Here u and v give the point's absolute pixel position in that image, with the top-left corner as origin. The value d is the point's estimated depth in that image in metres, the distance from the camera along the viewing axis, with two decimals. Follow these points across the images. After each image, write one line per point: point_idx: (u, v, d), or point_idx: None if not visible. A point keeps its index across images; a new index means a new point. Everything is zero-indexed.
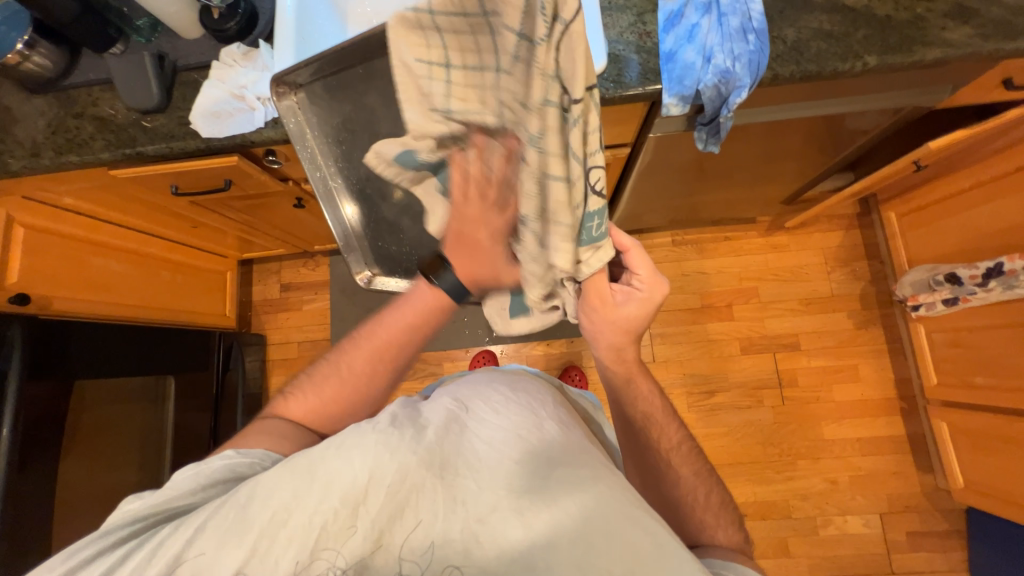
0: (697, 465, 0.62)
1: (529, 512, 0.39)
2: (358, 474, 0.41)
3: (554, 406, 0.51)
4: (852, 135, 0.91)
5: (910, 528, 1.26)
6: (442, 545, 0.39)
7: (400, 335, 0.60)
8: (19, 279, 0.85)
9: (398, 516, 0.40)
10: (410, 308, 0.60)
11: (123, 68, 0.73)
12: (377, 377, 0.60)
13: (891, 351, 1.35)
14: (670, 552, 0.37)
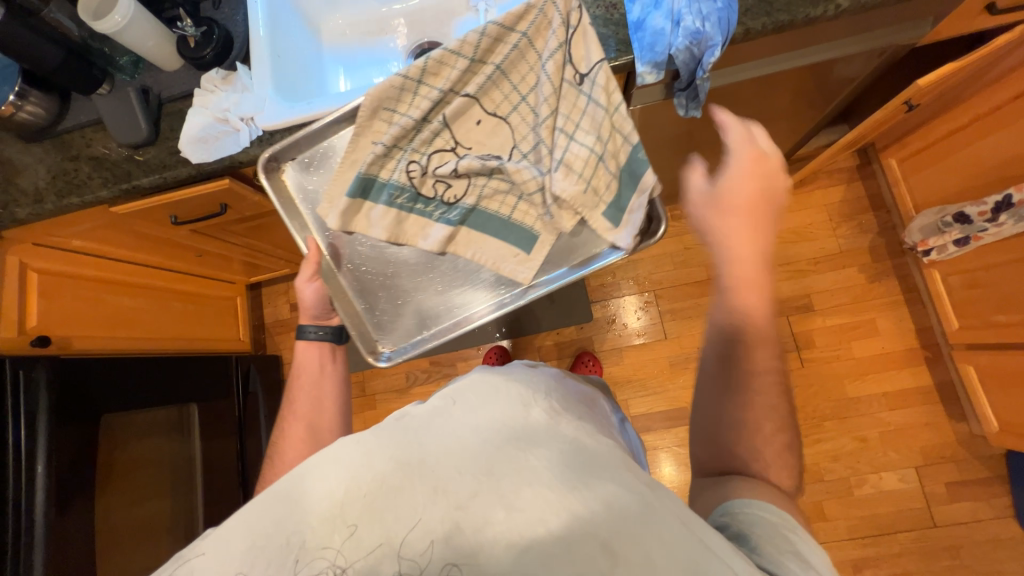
0: (780, 405, 0.48)
1: (509, 494, 0.39)
2: (337, 488, 0.42)
3: (544, 398, 0.50)
4: (838, 85, 0.90)
5: (948, 479, 1.23)
6: (437, 542, 0.39)
7: (310, 381, 0.69)
8: (38, 323, 0.88)
9: (383, 520, 0.40)
10: (302, 366, 0.71)
11: (112, 107, 0.75)
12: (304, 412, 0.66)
13: (908, 300, 1.32)
14: (654, 511, 0.37)
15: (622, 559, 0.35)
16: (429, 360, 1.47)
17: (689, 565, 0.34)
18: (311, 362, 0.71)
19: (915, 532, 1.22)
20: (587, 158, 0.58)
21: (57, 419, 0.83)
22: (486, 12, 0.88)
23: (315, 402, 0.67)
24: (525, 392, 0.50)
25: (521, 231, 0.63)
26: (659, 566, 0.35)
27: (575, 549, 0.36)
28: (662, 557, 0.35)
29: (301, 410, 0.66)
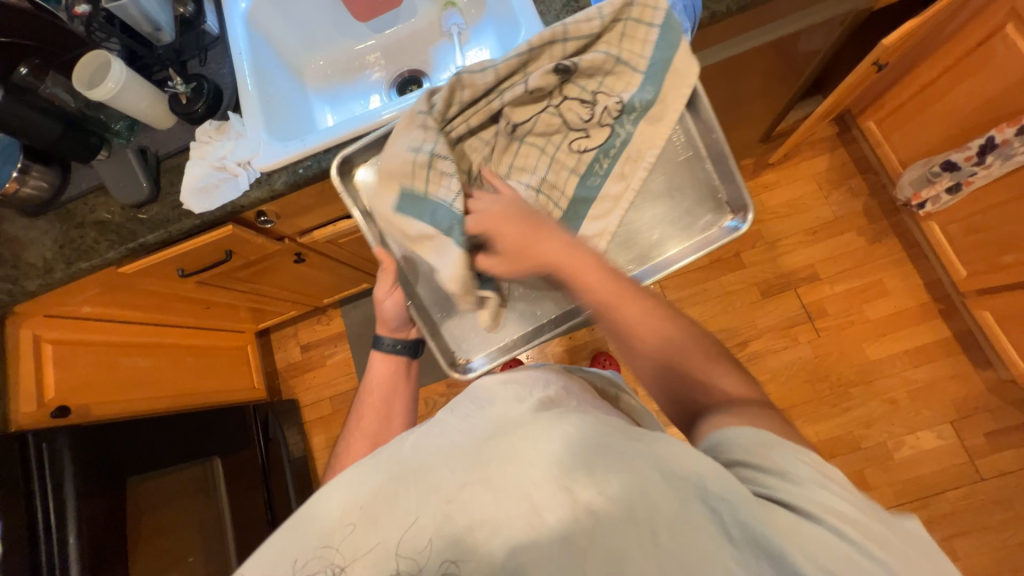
0: (700, 345, 0.51)
1: (495, 479, 0.40)
2: (334, 506, 0.42)
3: (539, 386, 0.50)
4: (806, 58, 0.93)
5: (986, 430, 1.21)
6: (436, 539, 0.39)
7: (380, 400, 0.70)
8: (57, 394, 0.88)
9: (382, 525, 0.40)
10: (372, 382, 0.72)
11: (112, 170, 0.78)
12: (370, 431, 0.66)
13: (912, 257, 1.32)
14: (638, 464, 0.37)
15: (603, 513, 0.37)
16: (446, 383, 1.46)
17: (673, 504, 0.35)
18: (382, 379, 0.72)
19: (964, 489, 1.19)
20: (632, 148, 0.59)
21: (84, 491, 0.82)
22: (460, 35, 0.92)
23: (383, 424, 0.68)
24: (516, 384, 0.51)
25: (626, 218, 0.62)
26: (644, 510, 0.36)
27: (559, 508, 0.38)
28: (644, 500, 0.36)
29: (368, 429, 0.67)
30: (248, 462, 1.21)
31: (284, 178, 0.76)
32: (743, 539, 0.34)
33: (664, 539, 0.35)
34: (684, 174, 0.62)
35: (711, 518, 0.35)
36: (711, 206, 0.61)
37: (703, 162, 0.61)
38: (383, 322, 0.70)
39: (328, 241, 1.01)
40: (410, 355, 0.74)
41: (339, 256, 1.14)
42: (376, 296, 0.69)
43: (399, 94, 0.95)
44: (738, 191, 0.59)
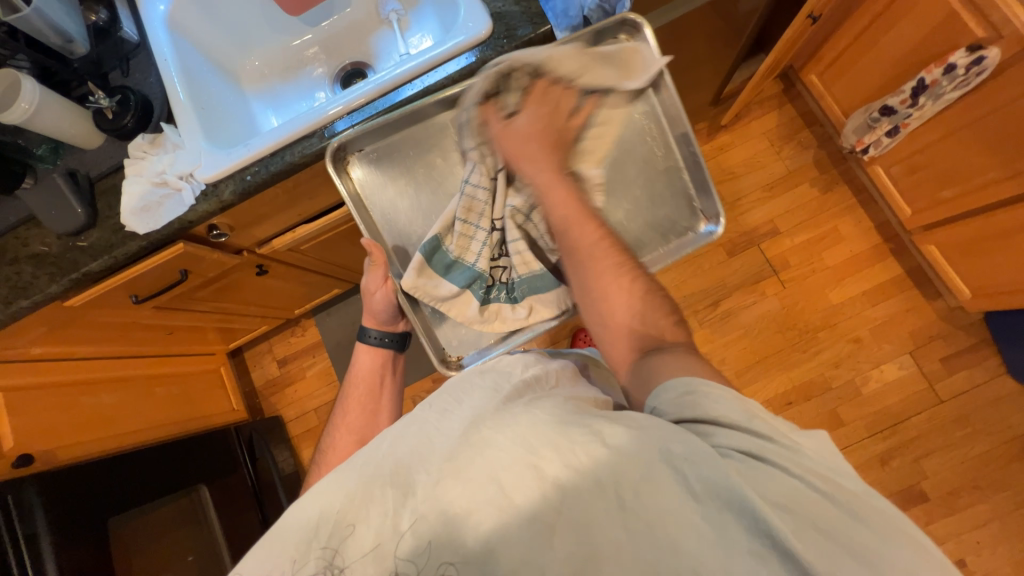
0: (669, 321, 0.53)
1: (465, 469, 0.39)
2: (314, 513, 0.42)
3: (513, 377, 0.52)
4: (743, 17, 0.95)
5: (942, 355, 1.30)
6: (411, 543, 0.38)
7: (365, 395, 0.72)
8: (16, 442, 0.83)
9: (361, 529, 0.40)
10: (357, 375, 0.74)
11: (38, 198, 0.72)
12: (359, 427, 0.69)
13: (862, 202, 1.39)
14: (605, 436, 0.39)
15: (573, 487, 0.38)
16: (432, 378, 1.45)
17: (639, 469, 0.37)
18: (366, 373, 0.74)
19: (927, 412, 1.27)
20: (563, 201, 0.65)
21: (61, 539, 0.78)
22: (399, 21, 0.89)
23: (369, 418, 0.70)
24: (491, 377, 0.52)
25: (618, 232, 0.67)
26: (612, 480, 0.37)
27: (529, 488, 0.38)
28: (610, 466, 0.37)
29: (355, 423, 0.70)
30: (237, 485, 1.17)
31: (231, 187, 0.73)
32: (706, 494, 0.35)
33: (634, 503, 0.36)
34: (663, 181, 0.68)
35: (674, 477, 0.36)
36: (687, 213, 0.68)
37: (680, 173, 0.67)
38: (373, 314, 0.73)
39: (289, 248, 0.97)
40: (395, 348, 0.76)
41: (304, 264, 1.11)
42: (366, 289, 0.72)
43: (344, 89, 0.92)
44: (711, 200, 0.66)
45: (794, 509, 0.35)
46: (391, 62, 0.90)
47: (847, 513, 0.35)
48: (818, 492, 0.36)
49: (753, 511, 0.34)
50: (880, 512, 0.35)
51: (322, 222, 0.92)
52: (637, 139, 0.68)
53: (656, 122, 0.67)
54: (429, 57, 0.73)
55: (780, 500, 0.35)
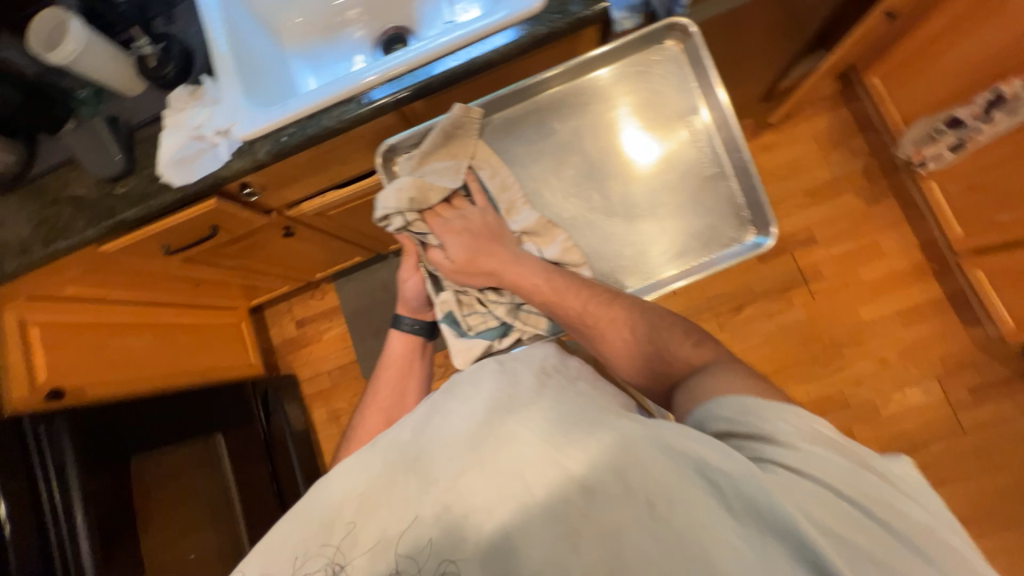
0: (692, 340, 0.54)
1: (490, 462, 0.40)
2: (335, 495, 0.42)
3: (535, 364, 0.51)
4: (810, 9, 0.88)
5: (971, 385, 1.25)
6: (432, 531, 0.39)
7: (395, 378, 0.74)
8: (48, 376, 0.87)
9: (381, 515, 0.40)
10: (388, 360, 0.76)
11: (80, 141, 0.73)
12: (387, 410, 0.71)
13: (909, 218, 1.32)
14: (635, 442, 0.38)
15: (602, 492, 0.37)
16: (444, 354, 1.45)
17: (670, 477, 0.36)
18: (396, 357, 0.75)
19: (946, 441, 1.23)
20: (603, 199, 0.71)
21: (87, 469, 0.82)
22: None
23: (397, 398, 0.72)
24: (510, 364, 0.51)
25: (660, 238, 0.70)
26: (643, 490, 0.36)
27: (556, 490, 0.38)
28: (642, 474, 0.36)
29: (382, 404, 0.71)
30: (251, 436, 1.22)
31: (266, 147, 0.72)
32: (742, 508, 0.34)
33: (662, 512, 0.35)
34: (707, 188, 0.70)
35: (709, 492, 0.35)
36: (735, 222, 0.69)
37: (726, 180, 0.70)
38: (405, 301, 0.74)
39: (317, 213, 0.97)
40: (427, 337, 0.77)
41: (330, 229, 1.11)
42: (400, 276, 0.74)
43: (385, 54, 0.90)
44: (761, 209, 0.67)
45: (831, 528, 0.33)
46: (434, 29, 0.87)
47: (886, 529, 0.34)
48: (870, 517, 0.34)
49: (796, 532, 0.33)
50: (919, 526, 0.34)
51: (352, 189, 0.91)
52: (682, 148, 0.71)
53: (703, 129, 0.71)
54: (477, 27, 0.70)
55: (818, 518, 0.34)
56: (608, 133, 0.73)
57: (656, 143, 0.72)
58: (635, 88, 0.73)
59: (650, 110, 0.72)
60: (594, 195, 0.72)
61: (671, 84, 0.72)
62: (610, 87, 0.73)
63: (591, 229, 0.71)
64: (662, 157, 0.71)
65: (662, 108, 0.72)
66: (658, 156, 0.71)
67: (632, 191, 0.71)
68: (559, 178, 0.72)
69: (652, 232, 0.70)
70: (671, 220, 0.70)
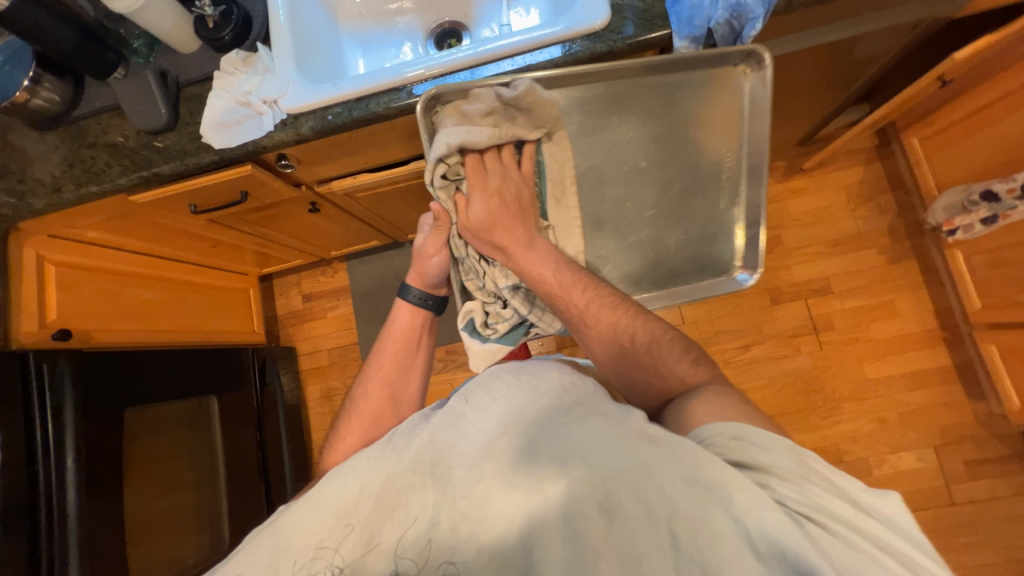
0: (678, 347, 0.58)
1: (510, 474, 0.43)
2: (350, 492, 0.45)
3: (554, 374, 0.53)
4: (863, 63, 0.89)
5: (967, 458, 1.24)
6: (453, 533, 0.42)
7: (400, 350, 0.73)
8: (59, 317, 0.87)
9: (403, 513, 0.44)
10: (394, 328, 0.75)
11: (128, 91, 0.74)
12: (390, 382, 0.71)
13: (927, 282, 1.31)
14: (660, 471, 0.39)
15: (620, 513, 0.39)
16: (445, 349, 1.45)
17: (691, 508, 0.37)
18: (403, 330, 0.74)
19: (934, 510, 1.23)
20: (627, 209, 0.75)
21: (83, 411, 0.81)
22: None
23: (400, 372, 0.72)
24: (528, 376, 0.54)
25: (666, 254, 0.78)
26: (665, 514, 0.37)
27: (574, 509, 0.40)
28: (665, 505, 0.38)
29: (387, 377, 0.72)
30: (243, 403, 1.21)
31: (311, 123, 0.72)
32: (765, 547, 0.35)
33: (684, 544, 0.36)
34: (718, 224, 0.77)
35: (737, 534, 0.36)
36: (728, 261, 0.79)
37: (735, 223, 0.77)
38: (423, 275, 0.72)
39: (345, 193, 0.97)
40: (434, 310, 0.76)
41: (354, 210, 1.11)
42: (422, 252, 0.71)
43: (437, 47, 0.90)
44: (755, 253, 0.77)
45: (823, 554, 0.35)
46: (490, 30, 0.87)
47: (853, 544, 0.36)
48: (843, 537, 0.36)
49: (813, 570, 0.33)
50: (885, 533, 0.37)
51: (384, 174, 0.91)
52: (714, 178, 0.74)
53: (736, 166, 0.74)
54: (536, 35, 0.70)
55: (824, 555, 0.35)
56: (658, 146, 0.72)
57: (694, 166, 0.73)
58: (700, 100, 0.70)
59: (706, 127, 0.71)
60: (628, 202, 0.74)
61: (730, 109, 0.71)
62: (672, 93, 0.69)
63: (612, 234, 0.76)
64: (694, 184, 0.74)
65: (717, 127, 0.71)
66: (689, 180, 0.74)
67: (655, 207, 0.75)
68: (601, 181, 0.73)
69: (659, 248, 0.78)
70: (687, 233, 0.77)
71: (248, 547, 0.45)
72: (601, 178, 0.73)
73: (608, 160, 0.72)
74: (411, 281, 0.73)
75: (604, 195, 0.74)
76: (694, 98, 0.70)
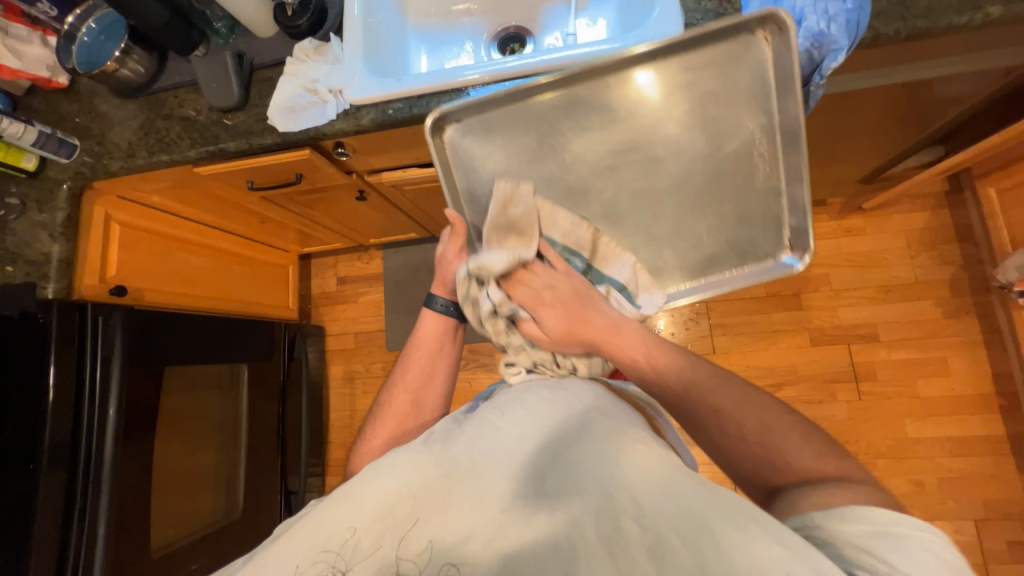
0: (734, 382, 0.53)
1: (548, 496, 0.43)
2: (389, 491, 0.46)
3: (592, 399, 0.54)
4: (946, 104, 0.83)
5: (1011, 537, 1.15)
6: (484, 549, 0.42)
7: (426, 358, 0.74)
8: (117, 273, 0.93)
9: (436, 522, 0.44)
10: (420, 338, 0.75)
11: (207, 69, 0.78)
12: (414, 390, 0.72)
13: (987, 343, 1.22)
14: (706, 514, 0.38)
15: (669, 559, 0.37)
16: (468, 347, 1.45)
17: (748, 570, 0.34)
18: (430, 337, 0.75)
19: None
20: (643, 196, 0.67)
21: (130, 361, 0.86)
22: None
23: (425, 380, 0.73)
24: (564, 396, 0.54)
25: (698, 241, 0.70)
26: (716, 568, 0.35)
27: (610, 544, 0.40)
28: (716, 556, 0.36)
29: (411, 383, 0.72)
30: (271, 375, 1.26)
31: (372, 115, 0.74)
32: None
33: None
34: (759, 203, 0.66)
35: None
36: (774, 240, 0.69)
37: (779, 197, 0.65)
38: (445, 283, 0.73)
39: (393, 185, 0.99)
40: (460, 318, 0.76)
41: (398, 202, 1.13)
42: (443, 258, 0.73)
43: (500, 51, 0.91)
44: (803, 233, 0.66)
45: None
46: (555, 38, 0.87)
47: None
48: None
49: None
50: None
51: (434, 171, 0.92)
52: (743, 155, 0.64)
53: (770, 140, 0.62)
54: (604, 49, 0.69)
55: None
56: (667, 127, 0.63)
57: (715, 147, 0.64)
58: (704, 81, 0.61)
59: (719, 104, 0.62)
60: (646, 190, 0.67)
61: (750, 83, 0.60)
62: (669, 75, 0.62)
63: (627, 224, 0.69)
64: (719, 169, 0.65)
65: (729, 108, 0.62)
66: (711, 165, 0.65)
67: (677, 194, 0.67)
68: (614, 169, 0.66)
69: (687, 235, 0.70)
70: (724, 218, 0.68)
71: (276, 541, 0.45)
72: (606, 167, 0.66)
73: (603, 146, 0.65)
74: (437, 292, 0.75)
75: (613, 186, 0.67)
76: (704, 74, 0.61)
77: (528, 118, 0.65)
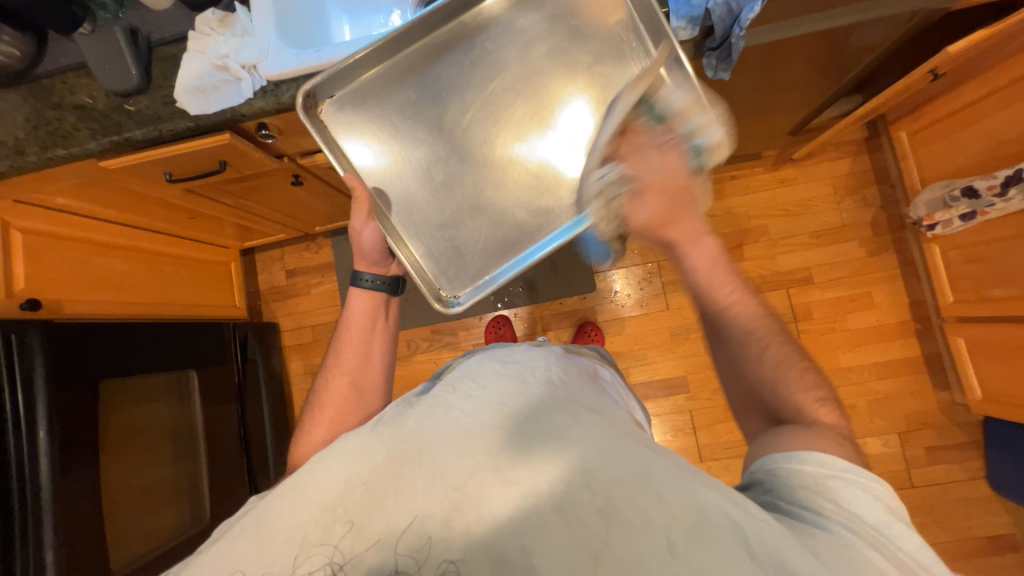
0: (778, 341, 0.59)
1: (503, 468, 0.44)
2: (339, 480, 0.46)
3: (541, 371, 0.57)
4: (858, 53, 0.88)
5: (928, 444, 1.30)
6: (442, 531, 0.42)
7: (360, 336, 0.74)
8: (27, 286, 0.84)
9: (389, 508, 0.44)
10: (351, 319, 0.75)
11: (94, 49, 0.69)
12: (350, 371, 0.72)
13: (904, 275, 1.35)
14: (651, 474, 0.43)
15: (619, 517, 0.41)
16: (431, 328, 1.44)
17: (688, 516, 0.40)
18: (360, 316, 0.75)
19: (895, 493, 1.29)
20: (534, 121, 0.68)
21: (55, 382, 0.79)
22: None
23: (361, 362, 0.72)
24: (517, 370, 0.56)
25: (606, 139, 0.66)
26: (661, 522, 0.40)
27: (568, 508, 0.42)
28: (664, 513, 0.40)
29: (347, 364, 0.72)
30: (225, 378, 1.20)
31: (292, 92, 0.69)
32: (758, 551, 0.38)
33: (682, 549, 0.39)
34: None
35: (731, 536, 0.39)
36: None
37: None
38: (362, 254, 0.73)
39: (329, 166, 0.94)
40: (388, 291, 0.76)
41: (339, 184, 1.08)
42: (355, 230, 0.71)
43: None
44: (693, 98, 0.62)
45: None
46: None
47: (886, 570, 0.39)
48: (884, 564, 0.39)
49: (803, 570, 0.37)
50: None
51: None
52: (613, 58, 0.66)
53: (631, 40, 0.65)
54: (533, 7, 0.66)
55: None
56: (540, 49, 0.67)
57: (585, 58, 0.66)
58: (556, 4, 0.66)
59: (575, 20, 0.66)
60: (533, 118, 0.68)
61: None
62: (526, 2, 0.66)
63: (527, 148, 0.69)
64: (597, 78, 0.66)
65: (585, 22, 0.66)
66: (589, 77, 0.67)
67: (567, 110, 0.67)
68: (495, 95, 0.68)
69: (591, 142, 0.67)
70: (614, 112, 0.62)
71: (234, 539, 0.45)
72: (493, 99, 0.68)
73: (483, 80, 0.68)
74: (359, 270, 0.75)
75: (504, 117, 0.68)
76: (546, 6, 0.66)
77: (393, 79, 0.68)
